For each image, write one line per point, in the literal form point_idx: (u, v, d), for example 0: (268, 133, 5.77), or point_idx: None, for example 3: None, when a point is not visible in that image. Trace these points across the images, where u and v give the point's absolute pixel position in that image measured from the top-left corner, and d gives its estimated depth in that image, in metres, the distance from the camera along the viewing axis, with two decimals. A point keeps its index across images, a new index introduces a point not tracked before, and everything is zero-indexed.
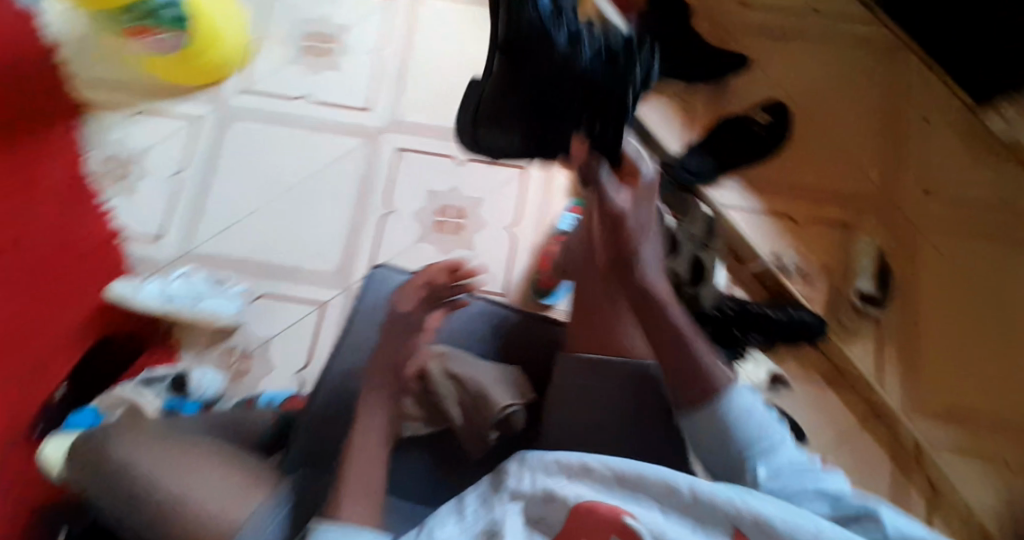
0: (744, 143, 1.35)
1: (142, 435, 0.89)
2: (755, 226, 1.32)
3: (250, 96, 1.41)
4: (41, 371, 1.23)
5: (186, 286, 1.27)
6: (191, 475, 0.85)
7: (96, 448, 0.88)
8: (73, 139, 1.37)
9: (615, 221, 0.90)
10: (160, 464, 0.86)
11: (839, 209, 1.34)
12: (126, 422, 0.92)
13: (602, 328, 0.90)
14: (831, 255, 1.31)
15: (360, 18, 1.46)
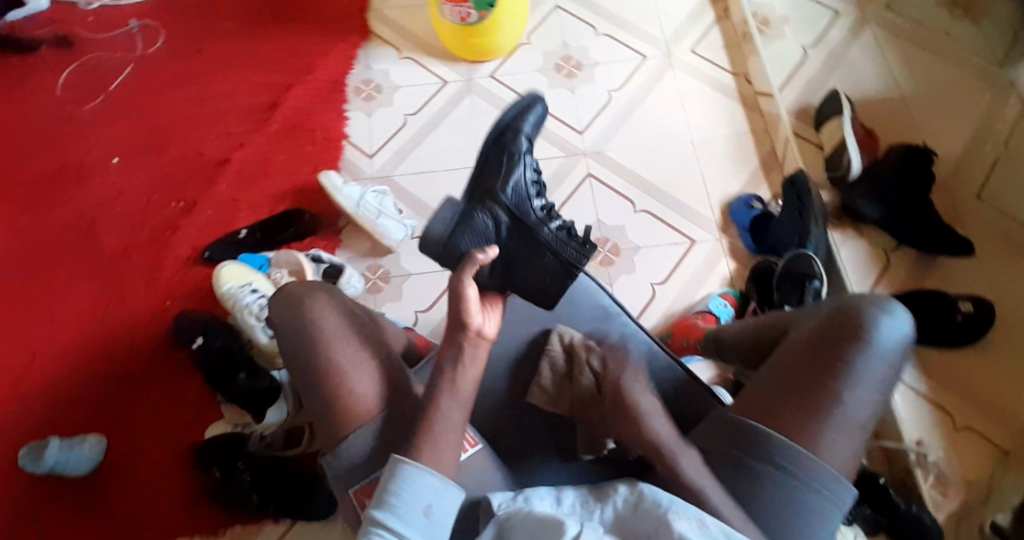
0: (931, 320, 1.25)
1: (337, 307, 0.93)
2: (908, 403, 1.21)
3: (495, 81, 1.52)
4: (236, 211, 1.41)
5: (378, 201, 1.38)
6: (358, 358, 0.89)
7: (299, 295, 0.93)
8: (351, 52, 1.55)
9: (840, 333, 0.86)
10: (340, 336, 0.90)
11: (1008, 435, 1.19)
12: (332, 288, 0.96)
13: (768, 408, 0.85)
14: (975, 472, 1.16)
15: (617, 58, 1.54)
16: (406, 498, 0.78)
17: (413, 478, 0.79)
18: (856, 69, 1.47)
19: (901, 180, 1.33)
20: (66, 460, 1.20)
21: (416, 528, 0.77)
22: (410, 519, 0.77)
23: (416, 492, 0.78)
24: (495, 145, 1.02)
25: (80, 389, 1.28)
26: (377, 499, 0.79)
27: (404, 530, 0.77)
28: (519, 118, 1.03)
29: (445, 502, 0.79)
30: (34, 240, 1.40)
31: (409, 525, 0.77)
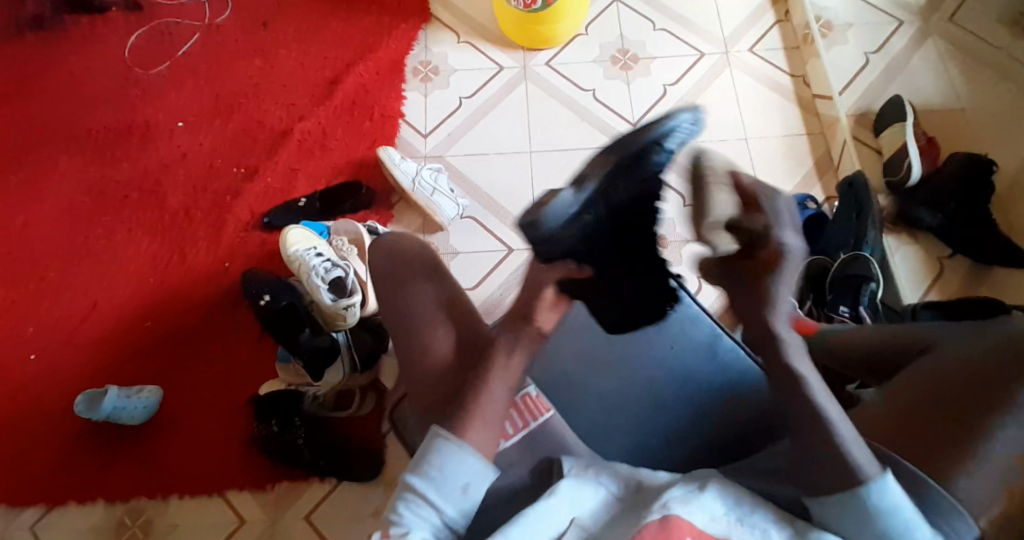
0: None
1: (423, 254, 1.01)
2: None
3: (551, 70, 1.54)
4: (295, 180, 1.45)
5: (433, 179, 1.41)
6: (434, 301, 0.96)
7: (390, 256, 1.00)
8: (413, 32, 1.57)
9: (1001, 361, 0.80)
10: (422, 282, 0.97)
11: None
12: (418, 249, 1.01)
13: (908, 421, 0.80)
14: None
15: (675, 53, 1.55)
16: (439, 465, 0.77)
17: (445, 447, 0.78)
18: (915, 79, 1.48)
19: (960, 188, 1.35)
20: (122, 408, 1.25)
21: (445, 493, 0.76)
22: (440, 486, 0.76)
23: (447, 459, 0.77)
24: (629, 165, 0.84)
25: (141, 343, 1.34)
26: (414, 465, 0.78)
27: (432, 493, 0.76)
28: (664, 134, 0.83)
29: (475, 471, 0.77)
30: (100, 196, 1.45)
31: (438, 490, 0.76)
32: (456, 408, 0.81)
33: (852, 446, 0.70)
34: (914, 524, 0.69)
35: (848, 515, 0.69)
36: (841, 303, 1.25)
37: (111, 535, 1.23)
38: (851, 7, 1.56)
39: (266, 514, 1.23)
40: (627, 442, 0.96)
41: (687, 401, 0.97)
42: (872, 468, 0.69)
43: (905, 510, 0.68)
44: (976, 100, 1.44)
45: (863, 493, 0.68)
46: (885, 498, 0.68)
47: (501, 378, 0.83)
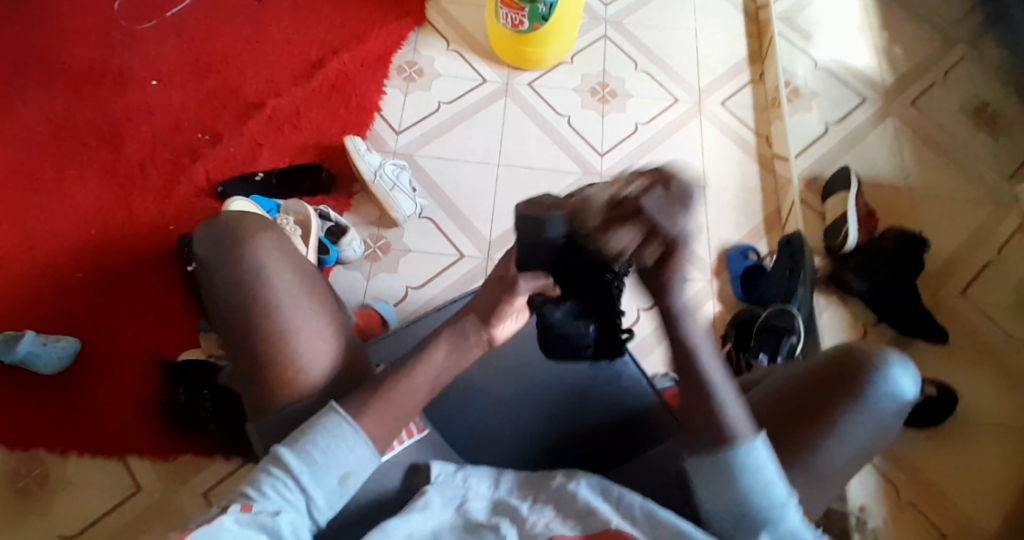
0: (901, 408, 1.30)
1: (277, 250, 0.91)
2: (864, 476, 1.26)
3: (533, 90, 1.57)
4: (257, 153, 1.44)
5: (394, 175, 1.42)
6: (310, 317, 0.88)
7: (231, 234, 0.90)
8: (402, 32, 1.59)
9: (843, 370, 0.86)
10: (288, 292, 0.88)
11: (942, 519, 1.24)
12: (260, 230, 0.91)
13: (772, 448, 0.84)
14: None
15: (651, 95, 1.59)
16: (321, 450, 0.79)
17: (332, 431, 0.80)
18: (872, 155, 1.52)
19: (894, 255, 1.37)
20: (40, 354, 1.24)
21: (318, 478, 0.79)
22: (316, 464, 0.79)
23: (333, 446, 0.80)
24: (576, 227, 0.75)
25: (71, 290, 1.32)
26: (291, 438, 0.80)
27: (304, 476, 0.78)
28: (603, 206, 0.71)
29: (352, 463, 0.80)
30: (56, 136, 1.42)
31: (313, 474, 0.79)
32: (366, 394, 0.84)
33: (730, 410, 0.78)
34: (775, 479, 0.78)
35: (706, 469, 0.79)
36: (762, 351, 1.28)
37: (5, 481, 1.21)
38: (823, 79, 1.61)
39: (162, 484, 1.22)
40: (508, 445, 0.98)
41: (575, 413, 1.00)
42: (746, 430, 0.78)
43: (765, 464, 0.77)
44: (924, 182, 1.50)
45: (733, 450, 0.77)
46: (750, 457, 0.77)
47: (446, 359, 0.88)
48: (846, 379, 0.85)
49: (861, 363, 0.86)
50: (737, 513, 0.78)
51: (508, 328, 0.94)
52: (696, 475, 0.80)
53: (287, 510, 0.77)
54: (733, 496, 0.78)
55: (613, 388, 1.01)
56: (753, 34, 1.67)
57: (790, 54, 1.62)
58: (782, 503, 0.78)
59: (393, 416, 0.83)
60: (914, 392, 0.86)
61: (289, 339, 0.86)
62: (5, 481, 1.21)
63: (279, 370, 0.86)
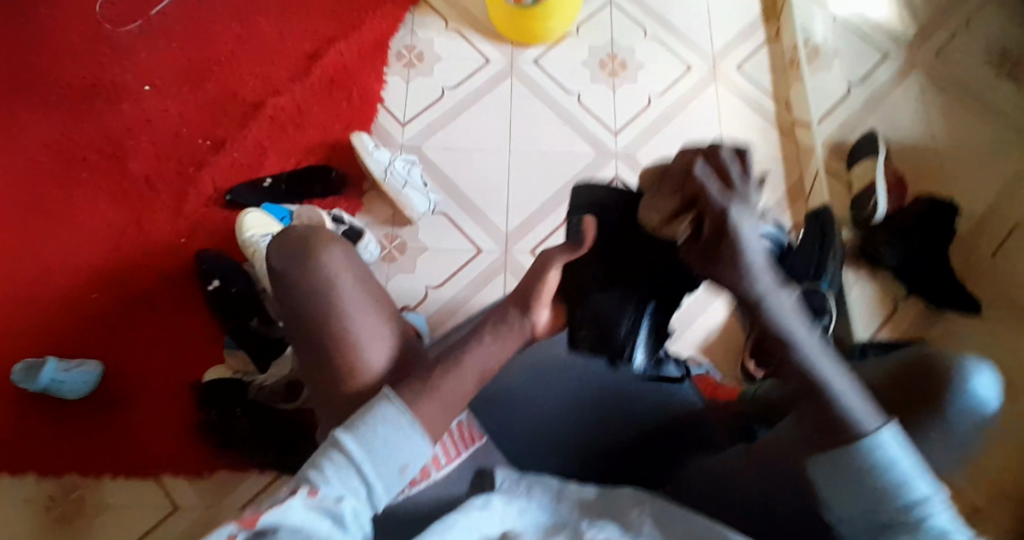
0: None
1: (345, 263, 0.86)
2: None
3: (539, 68, 1.51)
4: (261, 157, 1.41)
5: (405, 171, 1.39)
6: (372, 317, 0.84)
7: (297, 245, 0.86)
8: (399, 14, 1.53)
9: None
10: (352, 295, 0.85)
11: None
12: (323, 239, 0.87)
13: None
14: None
15: (663, 64, 1.53)
16: (381, 433, 0.74)
17: (391, 415, 0.75)
18: (896, 114, 1.48)
19: (920, 227, 1.37)
20: (62, 382, 1.23)
21: (379, 464, 0.73)
22: (374, 452, 0.73)
23: (393, 433, 0.74)
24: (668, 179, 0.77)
25: (90, 314, 1.31)
26: (348, 423, 0.74)
27: (365, 463, 0.73)
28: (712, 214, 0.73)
29: (413, 451, 0.75)
30: (57, 154, 1.39)
31: (374, 460, 0.73)
32: (416, 377, 0.78)
33: (847, 401, 0.68)
34: (913, 476, 0.66)
35: (831, 473, 0.68)
36: None
37: (42, 508, 1.22)
38: (840, 33, 1.54)
39: (202, 500, 1.22)
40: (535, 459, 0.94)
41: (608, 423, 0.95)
42: (872, 421, 0.68)
43: (903, 459, 0.66)
44: (951, 138, 1.45)
45: (861, 441, 0.67)
46: (884, 452, 0.66)
47: (490, 344, 0.80)
48: (931, 386, 0.73)
49: (944, 368, 0.73)
50: (877, 502, 0.66)
51: (547, 318, 0.82)
52: (823, 481, 0.69)
53: (351, 498, 0.71)
54: (870, 494, 0.66)
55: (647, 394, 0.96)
56: None
57: (805, 9, 1.55)
58: (926, 499, 0.66)
59: (450, 409, 0.77)
60: (1000, 396, 0.73)
61: (351, 339, 0.82)
62: (42, 509, 1.22)
63: (343, 368, 0.81)
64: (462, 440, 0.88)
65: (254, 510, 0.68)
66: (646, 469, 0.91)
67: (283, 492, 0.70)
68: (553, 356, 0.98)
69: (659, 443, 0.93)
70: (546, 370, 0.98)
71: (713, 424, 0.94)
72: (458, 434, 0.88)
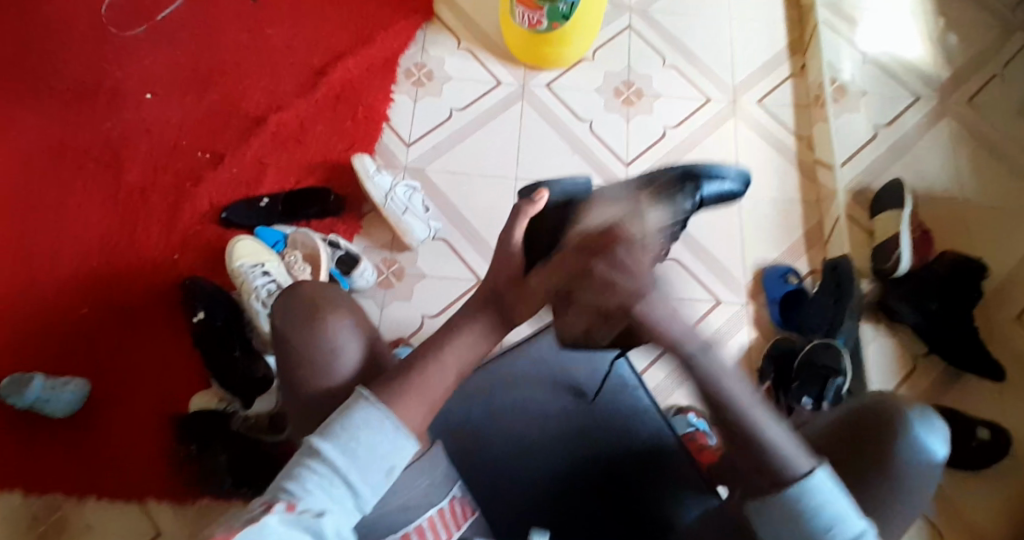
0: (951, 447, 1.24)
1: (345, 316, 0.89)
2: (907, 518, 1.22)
3: (551, 92, 1.46)
4: (261, 173, 1.37)
5: (407, 198, 1.34)
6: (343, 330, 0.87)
7: (302, 299, 0.89)
8: (410, 31, 1.48)
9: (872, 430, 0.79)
10: (345, 353, 0.86)
11: None
12: (327, 295, 0.90)
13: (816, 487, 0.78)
14: None
15: (681, 94, 1.47)
16: (363, 438, 0.74)
17: (371, 417, 0.75)
18: (922, 163, 1.43)
19: (946, 287, 1.30)
20: (48, 399, 1.18)
21: (363, 471, 0.73)
22: (355, 458, 0.73)
23: (374, 436, 0.75)
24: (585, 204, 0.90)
25: (74, 327, 1.26)
26: (326, 430, 0.74)
27: (348, 472, 0.73)
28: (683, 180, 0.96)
29: (395, 453, 0.75)
30: (53, 161, 1.36)
31: (357, 467, 0.73)
32: (390, 380, 0.79)
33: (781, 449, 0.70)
34: (842, 518, 0.68)
35: (766, 518, 0.70)
36: (806, 393, 1.21)
37: (24, 527, 1.17)
38: (869, 73, 1.50)
39: (184, 527, 1.17)
40: (520, 500, 0.96)
41: (594, 462, 0.98)
42: (804, 464, 0.69)
43: (835, 501, 0.68)
44: (979, 192, 1.40)
45: (791, 488, 0.68)
46: (813, 497, 0.68)
47: (474, 337, 0.83)
48: (874, 442, 0.78)
49: (885, 417, 0.79)
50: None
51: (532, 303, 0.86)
52: (757, 517, 0.70)
53: (332, 512, 0.71)
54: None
55: (630, 430, 1.00)
56: (793, 23, 1.55)
57: (832, 46, 1.50)
58: (858, 537, 0.68)
59: (428, 401, 0.78)
60: (948, 452, 0.78)
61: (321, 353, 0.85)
62: (23, 528, 1.17)
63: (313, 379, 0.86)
64: (453, 519, 0.84)
65: (223, 528, 0.67)
66: (615, 513, 0.95)
67: (256, 507, 0.69)
68: (519, 399, 1.01)
69: (627, 489, 0.96)
70: (512, 414, 1.00)
71: (690, 471, 0.96)
72: (449, 512, 0.84)
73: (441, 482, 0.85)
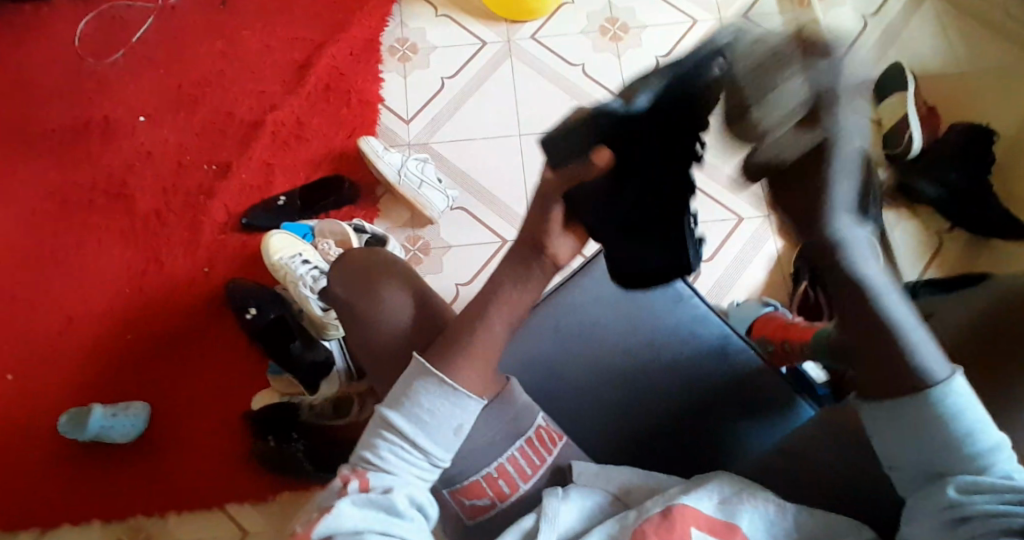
0: None
1: (389, 275, 0.86)
2: None
3: (538, 43, 1.45)
4: (269, 175, 1.37)
5: (421, 169, 1.33)
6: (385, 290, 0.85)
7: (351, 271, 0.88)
8: (386, 7, 1.47)
9: None
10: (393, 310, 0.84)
11: None
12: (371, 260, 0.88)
13: None
14: None
15: (667, 20, 1.47)
16: (425, 404, 0.77)
17: (429, 384, 0.77)
18: (913, 46, 1.44)
19: (961, 157, 1.33)
20: (111, 427, 1.19)
21: (431, 435, 0.76)
22: (425, 427, 0.76)
23: (436, 401, 0.77)
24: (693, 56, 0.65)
25: (121, 357, 1.26)
26: (393, 400, 0.78)
27: (415, 438, 0.76)
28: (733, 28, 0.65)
29: (460, 411, 0.77)
30: (62, 202, 1.35)
31: (425, 433, 0.76)
32: (448, 342, 0.79)
33: (919, 349, 0.67)
34: (981, 426, 0.65)
35: (892, 419, 0.67)
36: None
37: None
38: None
39: (271, 524, 1.18)
40: (610, 431, 0.92)
41: (675, 384, 0.93)
42: (942, 369, 0.66)
43: (965, 408, 0.65)
44: (975, 63, 1.41)
45: (930, 389, 0.66)
46: (952, 398, 0.65)
47: (510, 297, 0.79)
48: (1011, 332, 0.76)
49: None
50: (934, 450, 0.66)
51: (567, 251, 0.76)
52: (880, 423, 0.68)
53: (400, 483, 0.75)
54: (932, 447, 0.66)
55: (700, 343, 0.94)
56: None
57: None
58: (993, 448, 0.65)
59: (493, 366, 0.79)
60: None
61: (376, 320, 0.84)
62: None
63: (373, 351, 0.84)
64: (543, 445, 0.84)
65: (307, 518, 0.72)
66: (709, 431, 0.91)
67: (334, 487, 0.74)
68: (578, 325, 0.94)
69: (711, 405, 0.92)
70: (571, 341, 0.94)
71: (772, 376, 0.93)
72: (538, 440, 0.83)
73: (526, 410, 0.84)
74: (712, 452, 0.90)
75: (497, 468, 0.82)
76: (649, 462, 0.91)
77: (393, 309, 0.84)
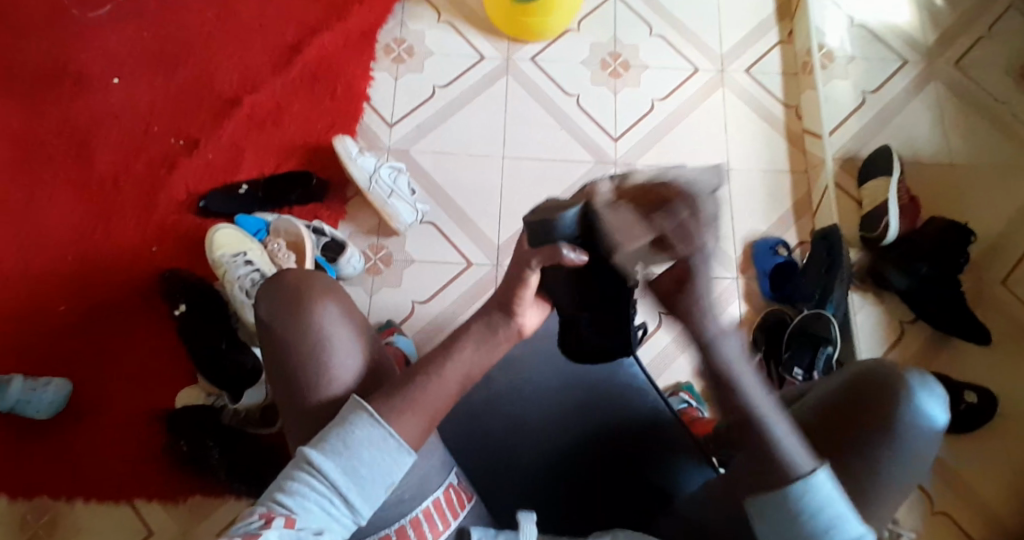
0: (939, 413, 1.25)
1: (332, 304, 0.85)
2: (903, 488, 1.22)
3: (536, 65, 1.43)
4: (239, 159, 1.33)
5: (392, 179, 1.30)
6: (336, 319, 0.84)
7: (288, 294, 0.86)
8: (387, 3, 1.44)
9: (874, 398, 0.80)
10: (332, 341, 0.83)
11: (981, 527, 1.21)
12: (312, 284, 0.87)
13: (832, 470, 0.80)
14: None
15: (667, 63, 1.46)
16: (365, 456, 0.75)
17: (373, 436, 0.76)
18: (910, 129, 1.42)
19: (934, 251, 1.31)
20: (29, 401, 1.17)
21: (362, 488, 0.74)
22: (354, 475, 0.74)
23: (376, 455, 0.75)
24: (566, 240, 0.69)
25: (53, 325, 1.23)
26: (317, 442, 0.75)
27: (347, 489, 0.74)
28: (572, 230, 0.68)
29: (397, 469, 0.76)
30: (17, 153, 1.31)
31: (357, 487, 0.74)
32: (391, 393, 0.78)
33: (787, 442, 0.71)
34: (843, 518, 0.71)
35: (766, 512, 0.72)
36: (796, 364, 1.24)
37: (12, 532, 1.15)
38: (858, 38, 1.49)
39: (182, 524, 1.16)
40: (526, 486, 0.94)
41: (595, 442, 0.95)
42: (806, 464, 0.71)
43: (832, 501, 0.70)
44: (969, 157, 1.40)
45: (796, 485, 0.70)
46: (817, 495, 0.70)
47: (474, 354, 0.80)
48: (874, 413, 0.80)
49: (883, 388, 0.80)
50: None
51: (533, 318, 0.81)
52: (757, 516, 0.72)
53: (330, 529, 0.72)
54: (802, 539, 0.71)
55: (628, 405, 0.97)
56: None
57: (822, 10, 1.48)
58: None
59: (424, 418, 0.78)
60: (947, 417, 0.80)
61: (311, 351, 0.83)
62: (14, 532, 1.15)
63: (314, 390, 0.82)
64: (449, 507, 0.83)
65: None
66: (623, 493, 0.93)
67: (254, 523, 0.70)
68: (511, 381, 0.98)
69: (631, 472, 0.94)
70: (500, 395, 0.98)
71: (689, 438, 0.95)
72: (445, 500, 0.83)
73: (437, 469, 0.84)
74: (620, 512, 0.92)
75: (397, 530, 0.79)
76: (564, 521, 0.92)
77: (330, 341, 0.83)
